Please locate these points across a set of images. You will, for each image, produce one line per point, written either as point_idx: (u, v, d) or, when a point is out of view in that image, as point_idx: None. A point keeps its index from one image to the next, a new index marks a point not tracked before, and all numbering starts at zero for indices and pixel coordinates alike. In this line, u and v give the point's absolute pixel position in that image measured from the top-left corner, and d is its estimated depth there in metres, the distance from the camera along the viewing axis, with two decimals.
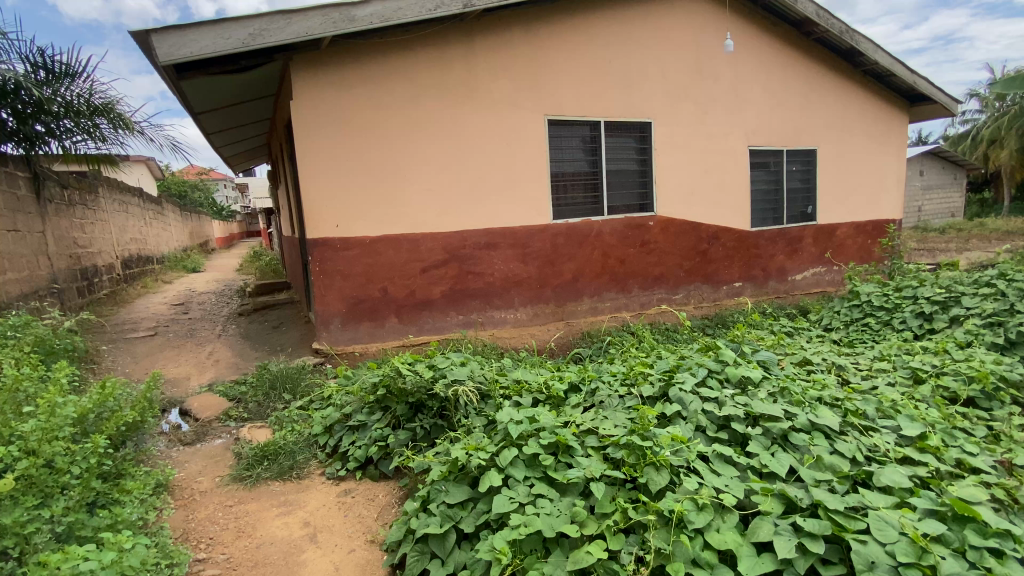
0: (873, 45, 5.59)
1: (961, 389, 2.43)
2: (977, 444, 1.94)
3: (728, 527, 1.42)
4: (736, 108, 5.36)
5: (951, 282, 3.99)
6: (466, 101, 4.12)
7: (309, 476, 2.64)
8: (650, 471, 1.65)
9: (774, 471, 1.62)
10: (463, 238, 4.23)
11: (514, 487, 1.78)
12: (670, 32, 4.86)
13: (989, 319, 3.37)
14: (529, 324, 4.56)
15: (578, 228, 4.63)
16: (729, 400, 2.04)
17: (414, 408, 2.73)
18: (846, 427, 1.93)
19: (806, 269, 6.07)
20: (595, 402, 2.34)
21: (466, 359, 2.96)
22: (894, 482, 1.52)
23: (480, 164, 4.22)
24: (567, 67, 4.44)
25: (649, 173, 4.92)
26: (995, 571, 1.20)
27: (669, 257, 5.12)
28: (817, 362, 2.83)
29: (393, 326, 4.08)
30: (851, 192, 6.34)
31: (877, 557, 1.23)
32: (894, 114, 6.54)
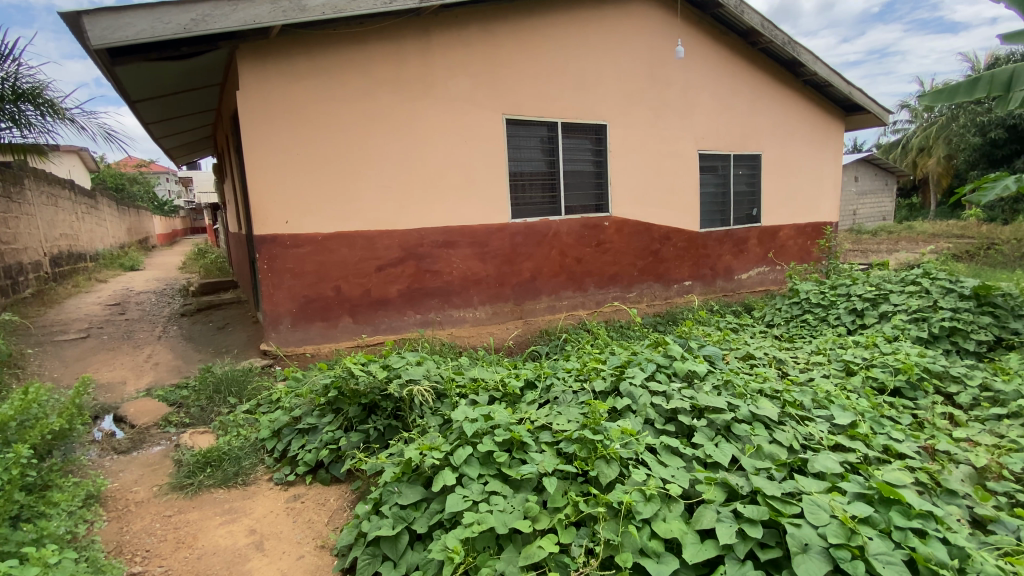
0: (813, 57, 5.91)
1: (887, 380, 2.61)
2: (902, 431, 2.08)
3: (674, 516, 1.45)
4: (687, 113, 5.54)
5: (881, 281, 4.28)
6: (422, 97, 4.06)
7: (255, 482, 2.53)
8: (601, 464, 1.68)
9: (718, 460, 1.68)
10: (420, 236, 4.17)
11: (467, 485, 1.77)
12: (625, 36, 4.97)
13: (914, 315, 3.63)
14: (487, 323, 4.55)
15: (535, 228, 4.65)
16: (676, 393, 2.11)
17: (368, 409, 2.67)
18: (784, 417, 2.03)
19: (752, 268, 6.35)
20: (550, 398, 2.37)
21: (422, 358, 2.91)
22: (826, 468, 1.61)
23: (436, 161, 4.17)
24: (525, 67, 4.46)
25: (604, 174, 5.01)
26: (918, 549, 1.28)
27: (623, 256, 5.23)
28: (759, 356, 2.98)
29: (347, 326, 3.98)
30: (793, 196, 6.69)
31: (811, 539, 1.29)
32: (832, 123, 6.94)
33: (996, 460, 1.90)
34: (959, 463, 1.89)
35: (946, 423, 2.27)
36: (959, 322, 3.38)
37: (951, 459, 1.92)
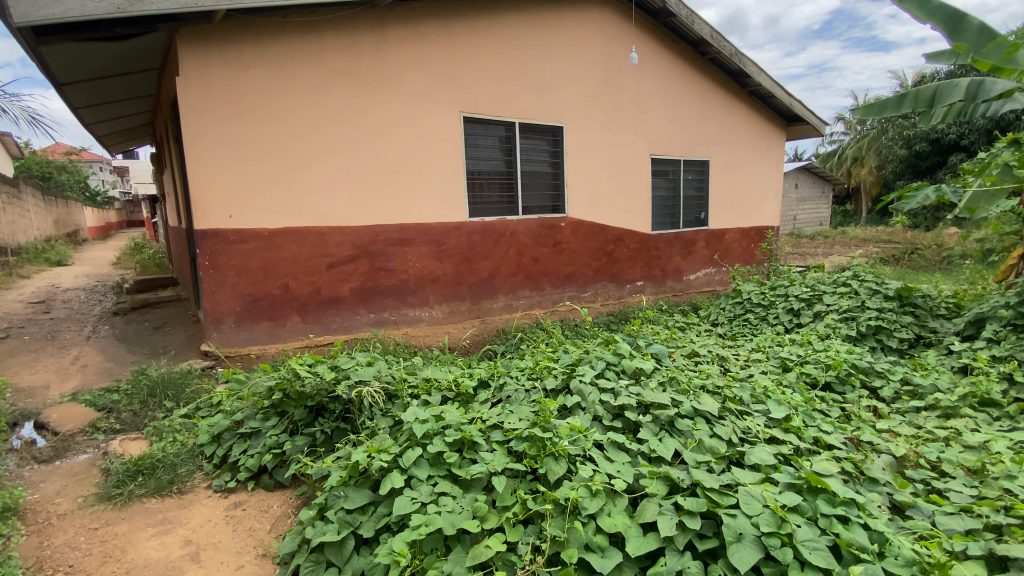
0: (757, 69, 6.20)
1: (819, 375, 2.77)
2: (831, 423, 2.21)
3: (618, 511, 1.48)
4: (641, 117, 5.68)
5: (816, 282, 4.54)
6: (376, 92, 3.97)
7: (192, 491, 2.39)
8: (550, 461, 1.69)
9: (661, 455, 1.73)
10: (375, 233, 4.07)
11: (416, 487, 1.74)
12: (582, 40, 5.04)
13: (844, 314, 3.87)
14: (443, 322, 4.50)
15: (492, 226, 4.64)
16: (624, 391, 2.15)
17: (315, 412, 2.57)
18: (724, 412, 2.12)
19: (700, 269, 6.60)
20: (502, 397, 2.37)
21: (373, 358, 2.84)
22: (761, 460, 1.69)
23: (390, 158, 4.09)
24: (482, 65, 4.44)
25: (560, 175, 5.06)
26: (841, 535, 1.36)
27: (579, 256, 5.31)
28: (702, 354, 3.11)
29: (295, 325, 3.84)
30: (738, 201, 6.99)
31: (745, 529, 1.34)
32: (774, 132, 7.30)
33: (913, 449, 2.04)
34: (881, 452, 2.03)
35: (870, 414, 2.43)
36: (884, 321, 3.62)
37: (874, 449, 2.06)
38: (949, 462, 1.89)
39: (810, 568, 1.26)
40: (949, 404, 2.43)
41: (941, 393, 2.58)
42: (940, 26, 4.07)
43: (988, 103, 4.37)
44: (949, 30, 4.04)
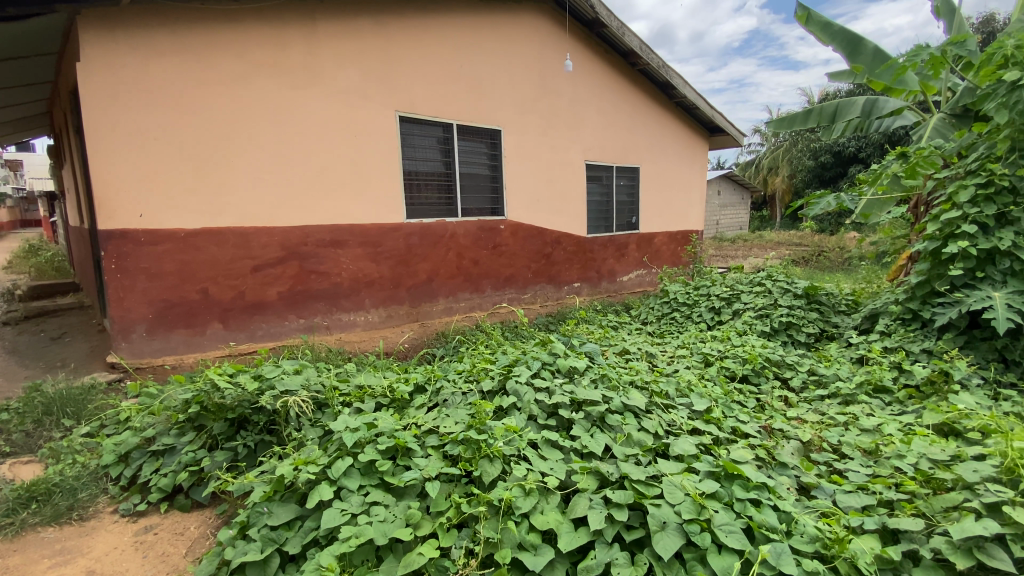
0: (683, 81, 6.55)
1: (737, 368, 2.96)
2: (748, 413, 2.37)
3: (551, 508, 1.50)
4: (575, 123, 5.83)
5: (735, 282, 4.86)
6: (305, 88, 3.80)
7: (96, 517, 2.17)
8: (484, 463, 1.69)
9: (593, 450, 1.77)
10: (304, 234, 3.89)
11: (346, 499, 1.66)
12: (518, 44, 5.09)
13: (759, 311, 4.16)
14: (379, 327, 4.37)
15: (431, 228, 4.56)
16: (558, 389, 2.20)
17: (236, 425, 2.41)
18: (651, 406, 2.21)
19: (632, 271, 6.86)
20: (439, 401, 2.33)
21: (302, 365, 2.71)
22: (684, 451, 1.77)
23: (320, 156, 3.93)
24: (417, 65, 4.37)
25: (498, 178, 5.08)
26: (753, 517, 1.45)
27: (518, 258, 5.35)
28: (633, 351, 3.25)
29: (216, 333, 3.59)
30: (666, 206, 7.35)
31: (668, 517, 1.40)
32: (698, 141, 7.74)
33: (818, 434, 2.22)
34: (790, 438, 2.19)
35: (782, 404, 2.63)
36: (793, 318, 3.94)
37: (785, 435, 2.22)
38: (848, 444, 2.07)
39: (726, 550, 1.33)
40: (848, 392, 2.67)
41: (841, 381, 2.83)
42: (840, 48, 4.53)
43: (882, 119, 4.86)
44: (848, 52, 4.51)
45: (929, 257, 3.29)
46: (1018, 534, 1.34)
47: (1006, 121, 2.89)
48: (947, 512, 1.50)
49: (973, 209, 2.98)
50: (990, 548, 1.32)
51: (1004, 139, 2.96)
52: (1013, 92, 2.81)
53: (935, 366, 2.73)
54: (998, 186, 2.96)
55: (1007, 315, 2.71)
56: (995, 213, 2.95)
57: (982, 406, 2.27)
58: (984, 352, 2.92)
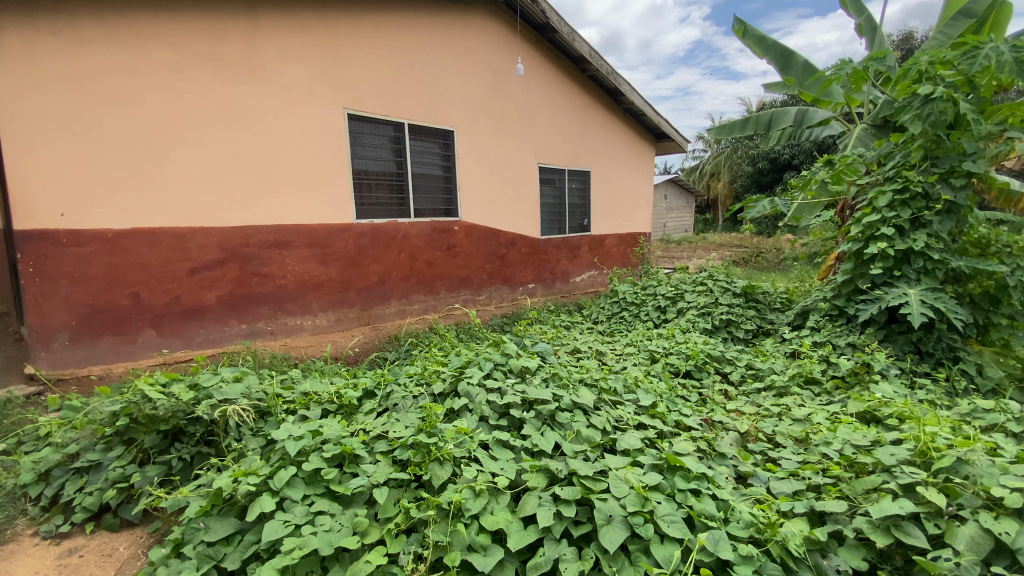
0: (630, 87, 6.74)
1: (681, 364, 3.08)
2: (691, 407, 2.47)
3: (501, 508, 1.51)
4: (527, 126, 5.88)
5: (679, 282, 5.04)
6: (246, 82, 3.64)
7: (11, 542, 1.98)
8: (434, 466, 1.67)
9: (542, 448, 1.78)
10: (246, 235, 3.72)
11: (290, 509, 1.60)
12: (470, 45, 5.09)
13: (702, 310, 4.34)
14: (328, 331, 4.24)
15: (382, 229, 4.47)
16: (509, 389, 2.21)
17: (170, 437, 2.27)
18: (600, 403, 2.26)
19: (584, 272, 6.99)
20: (388, 405, 2.28)
21: (242, 372, 2.58)
22: (630, 446, 1.82)
23: (263, 154, 3.77)
24: (366, 63, 4.28)
25: (451, 179, 5.04)
26: (694, 506, 1.51)
27: (472, 260, 5.33)
28: (584, 350, 3.33)
29: (149, 340, 3.36)
30: (616, 209, 7.55)
31: (614, 511, 1.43)
32: (644, 146, 8.00)
33: (755, 425, 2.34)
34: (729, 429, 2.30)
35: (722, 397, 2.75)
36: (733, 315, 4.14)
37: (724, 427, 2.33)
38: (781, 433, 2.19)
39: (669, 540, 1.38)
40: (782, 384, 2.83)
41: (776, 374, 3.00)
42: (774, 61, 4.82)
43: (812, 128, 5.19)
44: (781, 65, 4.80)
45: (853, 257, 3.56)
46: (930, 512, 1.46)
47: (919, 132, 3.14)
48: (869, 494, 1.61)
49: (891, 213, 3.23)
50: (906, 526, 1.43)
51: (917, 148, 3.23)
52: (926, 105, 3.08)
53: (858, 358, 2.95)
54: (913, 192, 3.20)
55: (921, 310, 2.95)
56: (910, 216, 3.19)
57: (898, 394, 2.46)
58: (901, 345, 3.18)
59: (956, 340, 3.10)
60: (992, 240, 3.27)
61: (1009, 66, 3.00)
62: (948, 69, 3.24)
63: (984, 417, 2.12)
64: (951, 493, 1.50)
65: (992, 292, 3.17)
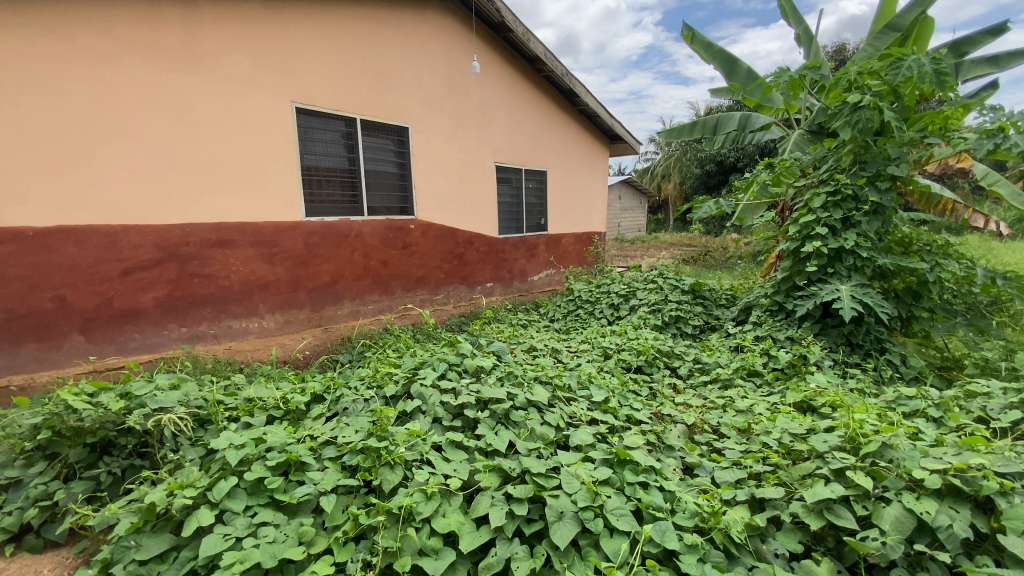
0: (585, 89, 6.84)
1: (633, 360, 3.15)
2: (642, 402, 2.53)
3: (453, 510, 1.49)
4: (483, 125, 5.85)
5: (631, 280, 5.17)
6: (186, 72, 3.44)
7: None
8: (384, 471, 1.63)
9: (496, 448, 1.77)
10: (185, 233, 3.51)
11: (230, 522, 1.52)
12: (424, 41, 5.00)
13: (653, 306, 4.47)
14: (276, 333, 4.07)
15: (334, 227, 4.33)
16: (464, 389, 2.19)
17: (99, 450, 2.11)
18: (555, 401, 2.29)
19: (542, 271, 7.04)
20: (338, 410, 2.21)
21: (180, 379, 2.44)
22: (583, 442, 1.85)
23: (204, 148, 3.57)
24: (315, 56, 4.13)
25: (406, 176, 4.95)
26: (642, 499, 1.55)
27: (429, 259, 5.25)
28: (540, 348, 3.36)
29: (76, 346, 3.12)
30: (572, 208, 7.65)
31: (565, 507, 1.45)
32: (598, 147, 8.14)
33: (701, 417, 2.43)
34: (677, 422, 2.37)
35: (671, 390, 2.85)
36: (681, 311, 4.29)
37: (673, 420, 2.40)
38: (726, 424, 2.28)
39: (618, 533, 1.41)
40: (727, 376, 2.96)
41: (721, 367, 3.13)
42: (720, 67, 5.03)
43: (754, 133, 5.44)
44: (726, 71, 5.03)
45: (791, 256, 3.75)
46: (859, 495, 1.55)
47: (850, 137, 3.34)
48: (804, 479, 1.70)
49: (825, 214, 3.43)
50: (837, 509, 1.51)
51: (848, 153, 3.45)
52: (854, 112, 3.27)
53: (795, 351, 3.13)
54: (844, 194, 3.41)
55: (851, 305, 3.15)
56: (841, 217, 3.40)
57: (831, 384, 2.62)
58: (834, 337, 3.38)
59: (883, 333, 3.32)
60: (914, 239, 3.53)
61: (928, 77, 3.24)
62: (875, 78, 3.46)
63: (907, 404, 2.29)
64: (877, 476, 1.60)
65: (914, 287, 3.41)
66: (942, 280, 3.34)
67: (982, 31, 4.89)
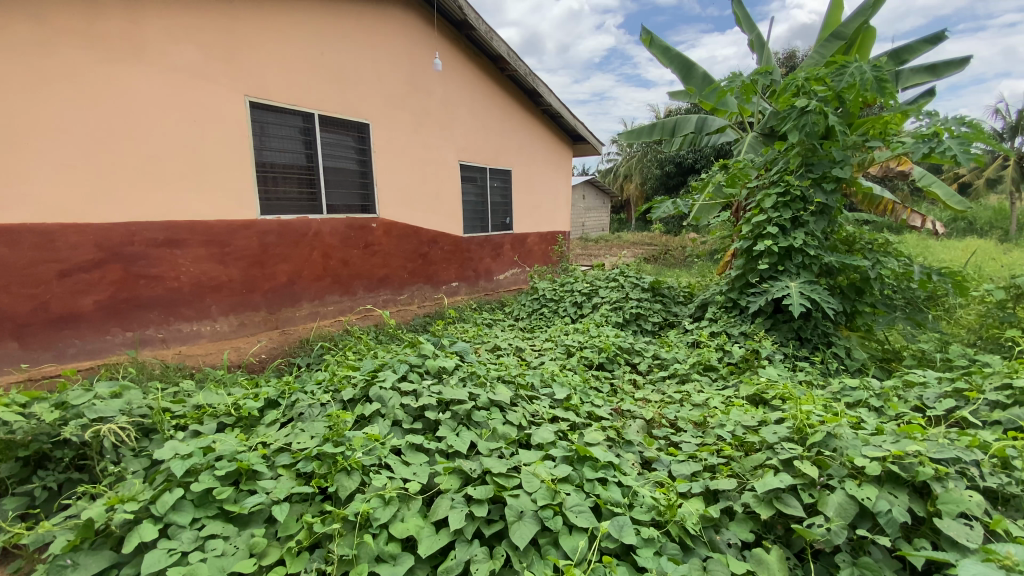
0: (547, 89, 6.88)
1: (594, 357, 3.20)
2: (603, 398, 2.57)
3: (411, 514, 1.47)
4: (446, 123, 5.80)
5: (594, 278, 5.23)
6: (130, 62, 3.26)
7: None
8: (341, 477, 1.59)
9: (457, 449, 1.76)
10: (129, 232, 3.33)
11: (175, 536, 1.44)
12: (385, 37, 4.91)
13: (615, 305, 4.55)
14: (230, 337, 3.90)
15: (291, 225, 4.20)
16: (425, 391, 2.16)
17: (32, 464, 1.95)
18: (517, 400, 2.28)
19: (507, 270, 7.04)
20: (294, 415, 2.14)
21: (122, 387, 2.30)
22: (544, 440, 1.85)
23: (151, 143, 3.40)
24: (269, 48, 3.98)
25: (367, 174, 4.85)
26: (601, 495, 1.57)
27: (392, 257, 5.16)
28: (504, 347, 3.36)
29: (8, 353, 2.90)
30: (536, 207, 7.68)
31: (525, 506, 1.45)
32: (562, 147, 8.21)
33: (660, 412, 2.48)
34: (636, 417, 2.42)
35: (631, 386, 2.90)
36: (641, 309, 4.39)
37: (632, 416, 2.44)
38: (683, 418, 2.34)
39: (577, 530, 1.42)
40: (684, 371, 3.03)
41: (679, 362, 3.21)
42: (677, 70, 5.17)
43: (710, 135, 5.61)
44: (683, 74, 5.17)
45: (744, 255, 3.88)
46: (806, 483, 1.62)
47: (798, 140, 3.49)
48: (755, 470, 1.76)
49: (776, 214, 3.56)
50: (785, 498, 1.57)
51: (796, 156, 3.60)
52: (802, 116, 3.42)
53: (748, 346, 3.25)
54: (793, 194, 3.55)
55: (800, 301, 3.29)
56: (790, 216, 3.54)
57: (781, 376, 2.74)
58: (785, 332, 3.53)
59: (830, 327, 3.48)
60: (857, 238, 3.71)
61: (868, 84, 3.41)
62: (820, 84, 3.63)
63: (852, 394, 2.40)
64: (822, 465, 1.68)
65: (857, 283, 3.59)
66: (883, 276, 3.53)
67: (921, 40, 5.19)
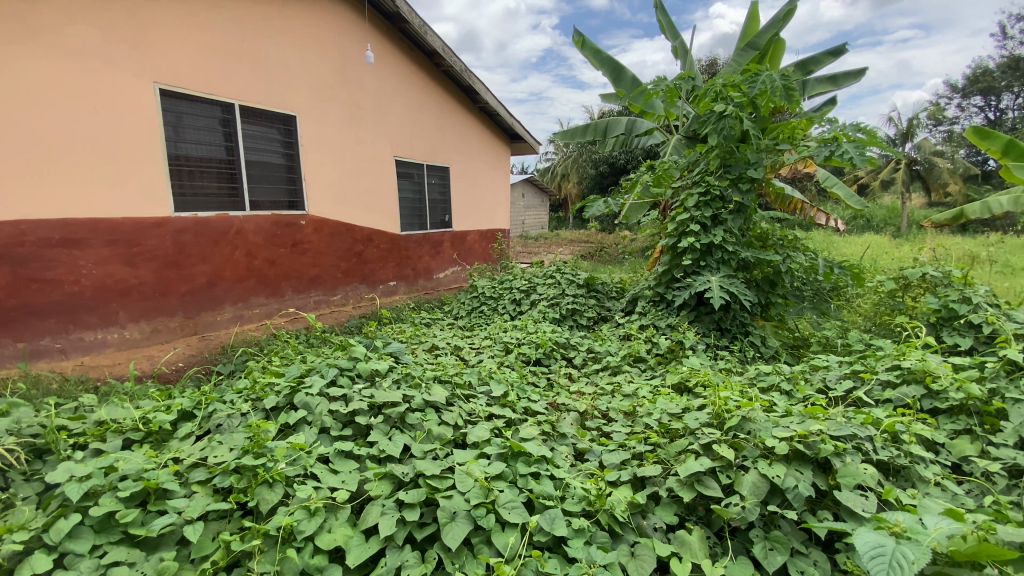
0: (483, 86, 6.85)
1: (531, 353, 3.24)
2: (539, 394, 2.61)
3: (339, 524, 1.42)
4: (380, 117, 5.63)
5: (532, 275, 5.30)
6: (13, 41, 2.91)
7: None
8: (262, 490, 1.51)
9: (389, 453, 1.72)
10: (16, 231, 2.98)
11: (72, 567, 1.31)
12: (311, 26, 4.69)
13: (552, 301, 4.63)
14: (141, 345, 3.58)
15: (209, 223, 3.92)
16: (355, 395, 2.09)
17: None
18: (452, 399, 2.26)
19: (446, 268, 6.96)
20: (211, 427, 2.01)
21: (8, 404, 2.04)
22: (479, 439, 1.85)
23: (42, 132, 3.05)
24: (182, 33, 3.68)
25: (295, 168, 4.62)
26: (533, 490, 1.59)
27: (323, 257, 4.95)
28: (441, 346, 3.33)
29: None
30: (474, 205, 7.65)
31: (458, 507, 1.44)
32: (499, 145, 8.21)
33: (592, 404, 2.55)
34: (571, 411, 2.48)
35: (566, 379, 2.97)
36: (576, 305, 4.49)
37: (567, 409, 2.50)
38: (613, 409, 2.43)
39: (508, 526, 1.43)
40: (616, 363, 3.15)
41: (611, 355, 3.32)
42: (607, 73, 5.32)
43: (640, 137, 5.83)
44: (613, 78, 5.34)
45: (669, 251, 4.06)
46: (723, 466, 1.72)
47: (717, 143, 3.70)
48: (679, 455, 1.85)
49: (698, 212, 3.76)
50: (705, 480, 1.67)
51: (716, 158, 3.81)
52: (720, 120, 3.64)
53: (674, 338, 3.42)
54: (713, 194, 3.77)
55: (720, 294, 3.51)
56: (710, 215, 3.76)
57: (704, 365, 2.90)
58: (707, 324, 3.75)
59: (747, 318, 3.74)
60: (770, 235, 4.00)
61: (778, 91, 3.68)
62: (736, 91, 3.83)
63: (765, 379, 2.60)
64: (738, 447, 1.79)
65: (770, 277, 3.87)
66: (792, 270, 3.83)
67: (824, 53, 5.67)
